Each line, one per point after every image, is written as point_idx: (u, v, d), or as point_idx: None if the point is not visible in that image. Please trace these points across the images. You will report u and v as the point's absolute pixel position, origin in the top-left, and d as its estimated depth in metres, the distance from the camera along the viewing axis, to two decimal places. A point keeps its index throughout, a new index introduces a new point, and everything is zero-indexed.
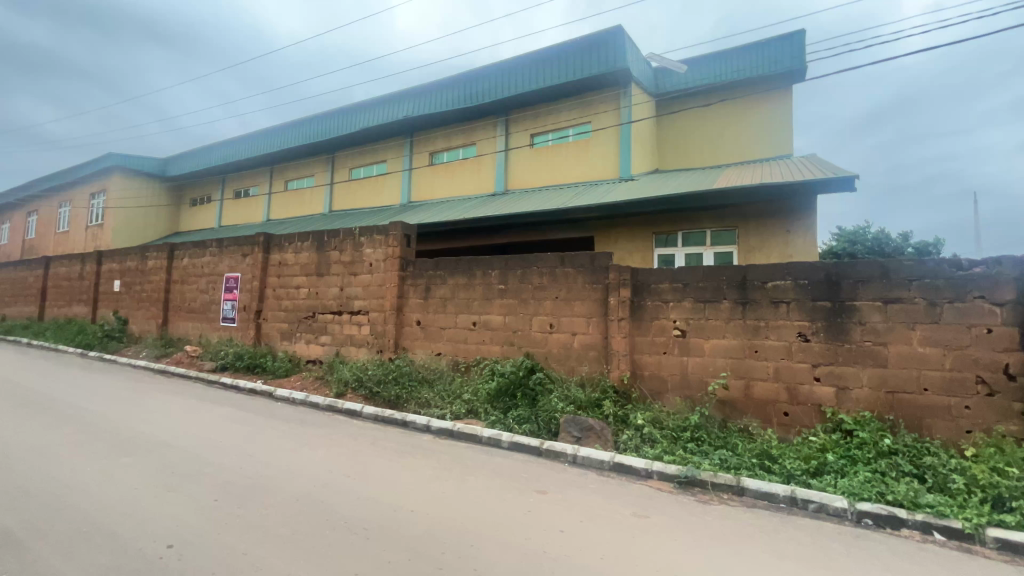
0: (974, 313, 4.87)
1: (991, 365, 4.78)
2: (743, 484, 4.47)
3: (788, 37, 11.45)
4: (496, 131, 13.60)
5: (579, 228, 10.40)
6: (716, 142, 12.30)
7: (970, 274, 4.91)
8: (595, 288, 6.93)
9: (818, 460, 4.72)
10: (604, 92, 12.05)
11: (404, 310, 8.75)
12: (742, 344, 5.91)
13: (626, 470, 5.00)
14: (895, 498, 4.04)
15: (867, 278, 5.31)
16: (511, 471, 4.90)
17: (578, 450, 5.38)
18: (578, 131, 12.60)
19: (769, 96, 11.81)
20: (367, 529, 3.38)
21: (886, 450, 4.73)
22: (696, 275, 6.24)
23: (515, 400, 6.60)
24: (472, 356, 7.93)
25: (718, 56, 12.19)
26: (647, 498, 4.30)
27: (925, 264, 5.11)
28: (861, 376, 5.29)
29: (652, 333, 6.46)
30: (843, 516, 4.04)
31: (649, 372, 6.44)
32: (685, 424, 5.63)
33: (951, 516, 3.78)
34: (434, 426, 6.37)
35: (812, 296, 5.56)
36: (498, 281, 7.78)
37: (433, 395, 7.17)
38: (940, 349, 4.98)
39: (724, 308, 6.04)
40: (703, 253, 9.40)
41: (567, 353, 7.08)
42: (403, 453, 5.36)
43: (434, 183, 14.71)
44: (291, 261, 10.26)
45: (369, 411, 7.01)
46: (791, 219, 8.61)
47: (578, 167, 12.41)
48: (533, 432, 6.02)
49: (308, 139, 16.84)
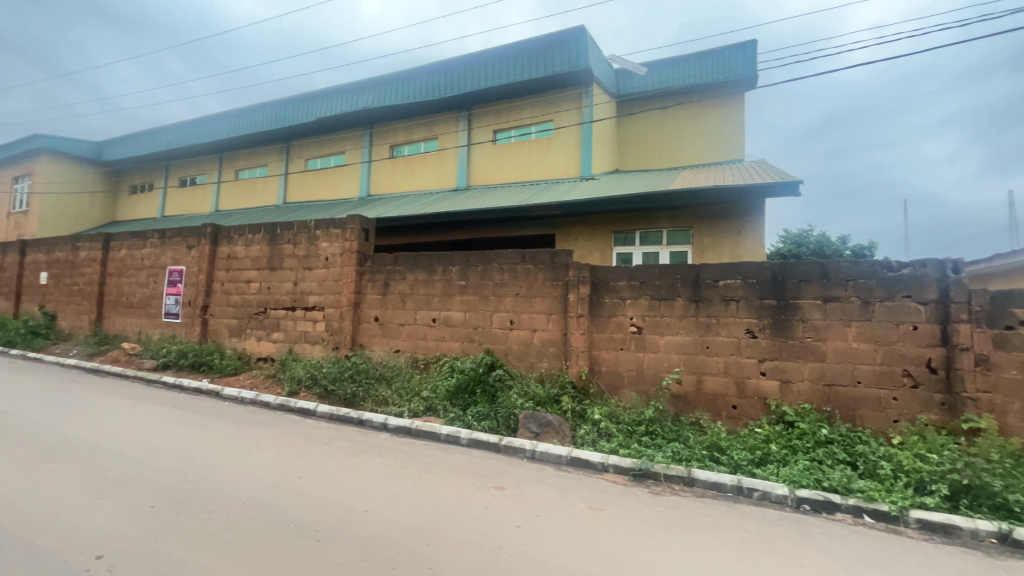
0: (902, 312, 5.25)
1: (917, 360, 5.17)
2: (693, 475, 4.64)
3: (740, 46, 11.96)
4: (459, 126, 13.48)
5: (541, 225, 10.45)
6: (672, 145, 12.69)
7: (900, 275, 5.28)
8: (555, 285, 6.99)
9: (762, 450, 4.96)
10: (566, 90, 12.15)
11: (361, 306, 8.53)
12: (694, 340, 6.12)
13: (583, 464, 5.09)
14: (830, 484, 4.31)
15: (809, 277, 5.63)
16: (469, 468, 4.88)
17: (536, 445, 5.42)
18: (540, 129, 12.66)
19: (722, 101, 12.26)
20: (318, 531, 3.27)
21: (823, 439, 5.04)
22: (652, 273, 6.41)
23: (474, 397, 6.58)
24: (431, 353, 7.84)
25: (676, 61, 12.59)
26: (601, 491, 4.38)
27: (860, 265, 5.46)
28: (802, 370, 5.60)
29: (610, 330, 6.60)
30: (784, 502, 4.27)
31: (607, 367, 6.58)
32: (640, 418, 5.78)
33: (877, 499, 4.07)
34: (391, 424, 6.24)
35: (759, 294, 5.83)
36: (458, 277, 7.71)
37: (391, 393, 7.04)
38: (872, 345, 5.34)
39: (678, 305, 6.23)
40: (659, 252, 9.66)
41: (527, 350, 7.12)
42: (358, 452, 5.22)
43: (394, 177, 14.41)
44: (241, 254, 9.80)
45: (323, 410, 6.79)
46: (741, 221, 8.98)
47: (540, 165, 12.48)
48: (492, 429, 6.02)
49: (261, 127, 16.11)
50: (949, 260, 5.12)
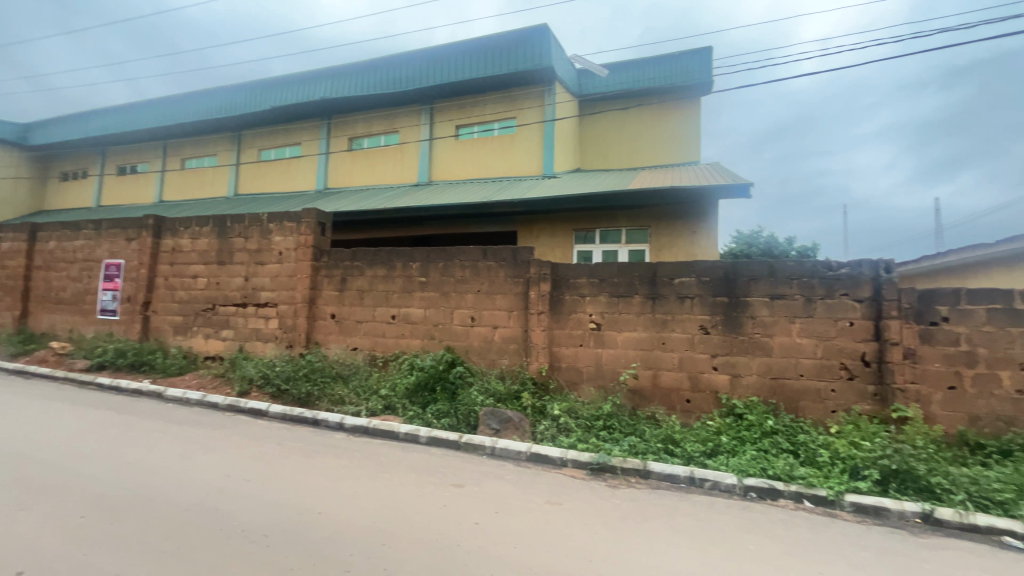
0: (841, 308, 5.57)
1: (853, 353, 5.50)
2: (648, 467, 4.76)
3: (696, 52, 12.36)
4: (420, 120, 13.26)
5: (503, 222, 10.44)
6: (631, 146, 12.97)
7: (838, 274, 5.60)
8: (516, 282, 7.00)
9: (713, 442, 5.16)
10: (529, 88, 12.17)
11: (317, 303, 8.26)
12: (650, 336, 6.29)
13: (542, 459, 5.13)
14: (774, 473, 4.52)
15: (758, 276, 5.89)
16: (428, 466, 4.81)
17: (496, 442, 5.41)
18: (502, 126, 12.64)
19: (679, 105, 12.64)
20: (266, 536, 3.14)
21: (769, 430, 5.30)
22: (611, 270, 6.53)
23: (434, 395, 6.51)
24: (390, 350, 7.69)
25: (635, 64, 12.88)
26: (560, 486, 4.43)
27: (804, 265, 5.75)
28: (751, 365, 5.86)
29: (570, 326, 6.68)
30: (732, 491, 4.45)
31: (566, 363, 6.66)
32: (598, 413, 5.88)
33: (817, 486, 4.31)
34: (348, 423, 6.08)
35: (712, 292, 6.06)
36: (419, 273, 7.59)
37: (348, 392, 6.85)
38: (814, 340, 5.65)
39: (636, 302, 6.38)
40: (618, 250, 9.86)
41: (487, 347, 7.10)
42: (313, 453, 5.06)
43: (353, 170, 14.03)
44: (187, 247, 9.28)
45: (276, 410, 6.52)
46: (696, 221, 9.29)
47: (502, 162, 12.47)
48: (452, 427, 5.97)
49: (210, 114, 15.30)
50: (882, 261, 5.47)
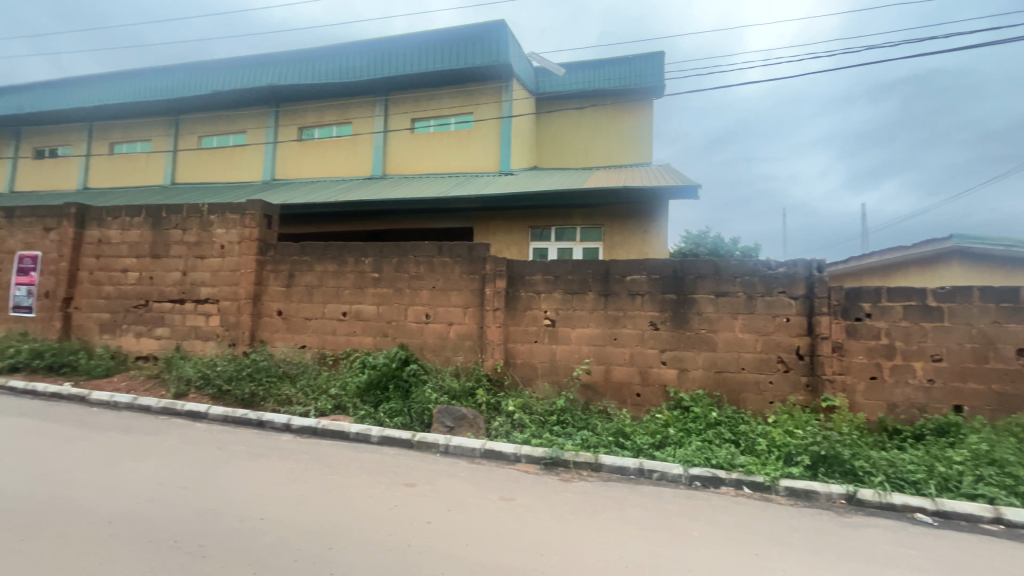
0: (779, 305, 5.91)
1: (788, 347, 5.85)
2: (600, 461, 4.87)
3: (649, 56, 12.72)
4: (374, 111, 12.90)
5: (459, 218, 10.36)
6: (587, 145, 13.20)
7: (776, 273, 5.93)
8: (471, 278, 6.95)
9: (661, 433, 5.35)
10: (486, 84, 12.11)
11: (262, 299, 7.88)
12: (603, 332, 6.43)
13: (496, 456, 5.13)
14: (717, 462, 4.74)
15: (704, 274, 6.14)
16: (380, 466, 4.71)
17: (450, 439, 5.36)
18: (459, 121, 12.51)
19: (633, 107, 12.98)
20: (202, 547, 2.97)
21: (713, 421, 5.55)
22: (565, 267, 6.61)
23: (387, 393, 6.37)
24: (341, 348, 7.45)
25: (591, 65, 13.10)
26: (513, 482, 4.44)
27: (747, 264, 6.05)
28: (697, 359, 6.11)
29: (525, 323, 6.73)
30: (678, 481, 4.62)
31: (521, 360, 6.70)
32: (552, 408, 5.96)
33: (755, 473, 4.56)
34: (296, 424, 5.84)
35: (661, 289, 6.26)
36: (372, 269, 7.39)
37: (296, 391, 6.58)
38: (754, 335, 5.96)
39: (589, 299, 6.50)
40: (573, 248, 10.01)
41: (442, 344, 7.03)
42: (256, 456, 4.82)
43: (303, 161, 13.47)
44: (116, 239, 8.60)
45: (216, 412, 6.17)
46: (648, 220, 9.56)
47: (459, 157, 12.35)
48: (405, 425, 5.87)
49: (143, 96, 14.24)
50: (815, 261, 5.84)
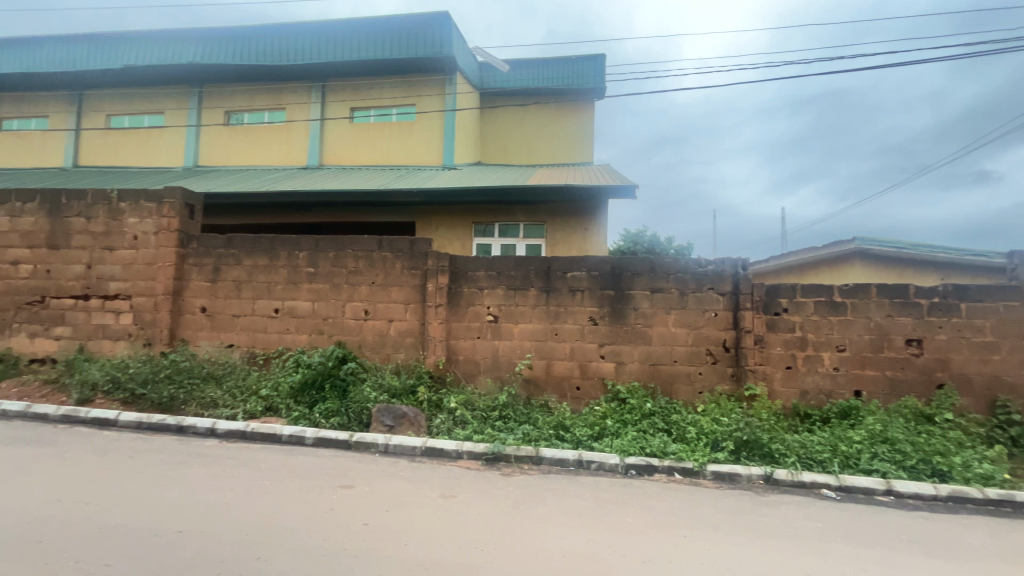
0: (708, 301, 6.27)
1: (716, 341, 6.23)
2: (541, 454, 4.95)
3: (591, 58, 13.04)
4: (310, 98, 12.29)
5: (400, 212, 10.10)
6: (530, 142, 13.31)
7: (706, 271, 6.30)
8: (413, 274, 6.81)
9: (599, 425, 5.53)
10: (429, 76, 11.89)
11: (183, 295, 7.29)
12: (545, 328, 6.53)
13: (437, 453, 5.07)
14: (650, 450, 4.97)
15: (640, 271, 6.39)
16: (315, 469, 4.50)
17: (389, 439, 5.24)
18: (401, 112, 12.19)
19: (576, 107, 13.26)
20: (109, 566, 2.71)
21: (648, 412, 5.80)
22: (508, 263, 6.64)
23: (323, 393, 6.10)
24: (273, 347, 7.06)
25: (535, 63, 13.24)
26: (454, 479, 4.41)
27: (679, 261, 6.36)
28: (633, 353, 6.36)
29: (467, 319, 6.69)
30: (615, 470, 4.79)
31: (464, 356, 6.67)
32: (494, 403, 5.98)
33: (685, 459, 4.82)
34: (221, 428, 5.45)
35: (600, 285, 6.45)
36: (307, 264, 7.05)
37: (222, 393, 6.15)
38: (686, 329, 6.29)
39: (531, 295, 6.58)
40: (516, 244, 10.07)
41: (382, 341, 6.84)
42: (175, 464, 4.46)
43: (231, 148, 12.58)
44: (4, 228, 7.60)
45: (128, 418, 5.63)
46: (589, 218, 9.80)
47: (400, 149, 12.04)
48: (342, 425, 5.66)
49: (36, 68, 12.64)
50: (740, 260, 6.25)
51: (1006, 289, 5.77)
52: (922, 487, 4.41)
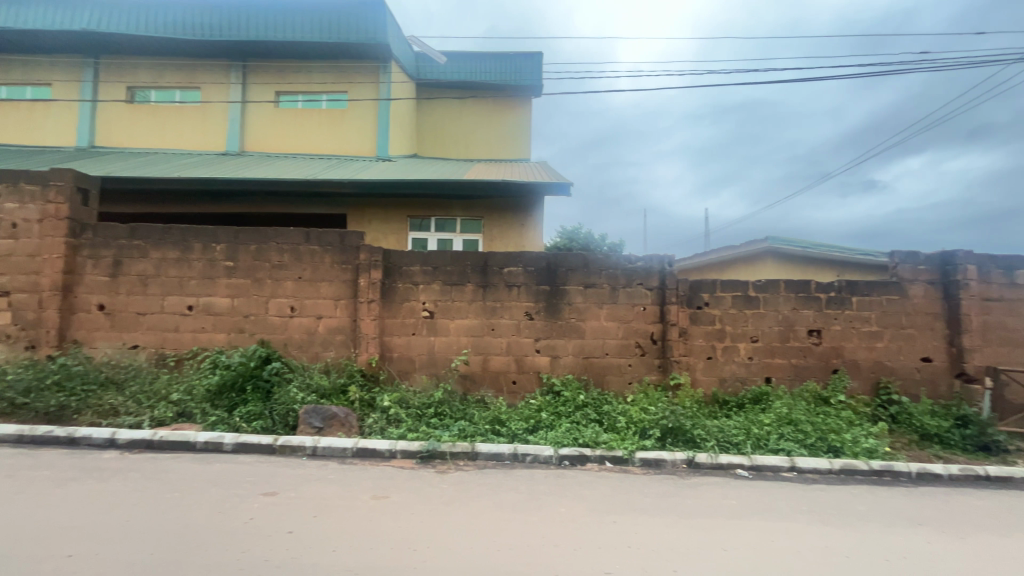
0: (638, 295, 6.56)
1: (645, 333, 6.54)
2: (476, 449, 4.94)
3: (528, 56, 13.20)
4: (229, 78, 11.40)
5: (331, 204, 9.65)
6: (467, 137, 13.19)
7: (635, 267, 6.58)
8: (343, 268, 6.53)
9: (535, 418, 5.62)
10: (362, 62, 11.43)
11: (75, 291, 6.49)
12: (481, 323, 6.52)
13: (369, 454, 4.91)
14: (583, 441, 5.12)
15: (574, 266, 6.55)
16: (233, 477, 4.19)
17: (318, 441, 5.00)
18: (331, 99, 11.61)
19: (514, 103, 13.34)
20: None
21: (581, 403, 5.97)
22: (444, 258, 6.55)
23: (243, 396, 5.68)
24: (185, 347, 6.48)
25: (473, 57, 13.16)
26: (388, 479, 4.29)
27: (611, 258, 6.60)
28: (567, 346, 6.52)
29: (402, 315, 6.52)
30: (549, 462, 4.88)
31: (398, 353, 6.50)
32: (430, 401, 5.89)
33: (615, 448, 5.01)
34: (123, 438, 4.93)
35: (536, 280, 6.53)
36: (224, 257, 6.53)
37: (124, 399, 5.56)
38: (617, 323, 6.53)
39: (468, 290, 6.53)
40: (453, 239, 9.95)
41: (310, 339, 6.50)
42: (65, 481, 3.96)
43: (134, 128, 11.37)
44: None
45: (5, 431, 4.93)
46: (525, 214, 9.88)
47: (330, 138, 11.47)
48: (266, 429, 5.31)
49: None
50: (667, 257, 6.59)
51: (888, 284, 6.52)
52: (820, 463, 4.89)
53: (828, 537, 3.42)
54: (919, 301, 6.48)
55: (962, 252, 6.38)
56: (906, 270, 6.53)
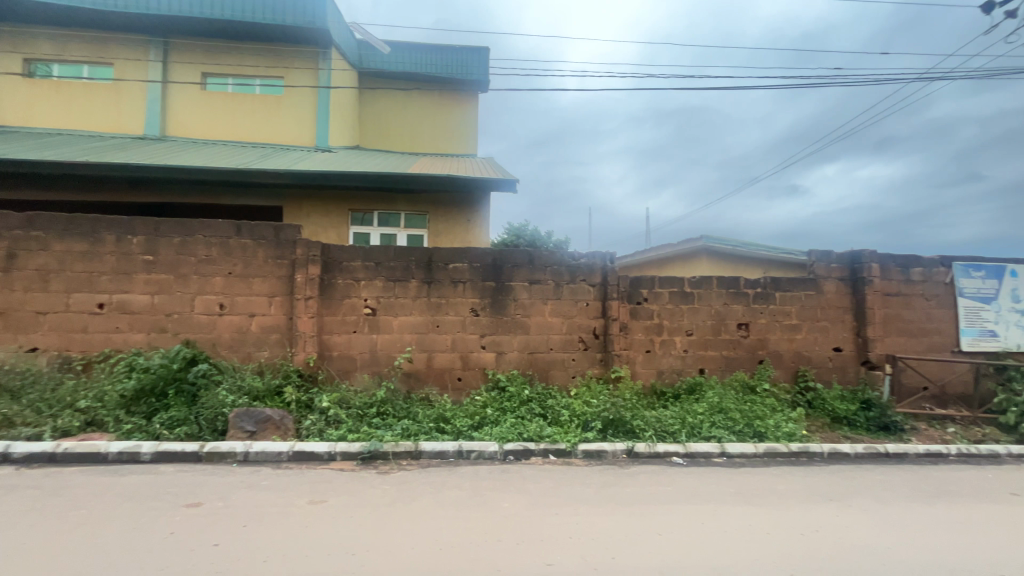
0: (581, 291, 6.71)
1: (587, 328, 6.70)
2: (420, 448, 4.86)
3: (475, 50, 13.10)
4: (147, 55, 10.47)
5: (265, 195, 9.13)
6: (411, 129, 12.88)
7: (579, 263, 6.72)
8: (278, 263, 6.19)
9: (480, 415, 5.62)
10: (299, 47, 10.88)
11: None
12: (425, 320, 6.41)
13: (307, 457, 4.70)
14: (527, 435, 5.17)
15: (519, 263, 6.59)
16: (152, 488, 3.87)
17: (249, 446, 4.72)
18: (265, 84, 10.96)
19: (460, 97, 13.19)
20: None
21: (526, 398, 6.03)
22: (387, 254, 6.38)
23: (164, 401, 5.25)
24: (95, 349, 5.90)
25: (418, 48, 12.89)
26: (326, 482, 4.13)
27: (556, 254, 6.70)
28: (513, 342, 6.56)
29: (342, 312, 6.29)
30: (494, 457, 4.90)
31: (338, 352, 6.26)
32: (372, 400, 5.73)
33: (559, 441, 5.10)
34: (20, 451, 4.42)
35: (481, 277, 6.51)
36: (142, 251, 6.00)
37: (20, 408, 4.98)
38: (561, 318, 6.65)
39: (412, 286, 6.40)
40: (397, 234, 9.70)
41: (242, 338, 6.12)
42: None
43: (33, 105, 10.18)
44: None
45: None
46: (471, 210, 9.80)
47: (264, 125, 10.82)
48: (191, 436, 4.94)
49: None
50: (608, 254, 6.78)
51: (806, 280, 7.07)
52: (746, 447, 5.24)
53: (751, 517, 3.67)
54: (832, 297, 7.08)
55: (867, 252, 7.04)
56: (821, 267, 7.12)
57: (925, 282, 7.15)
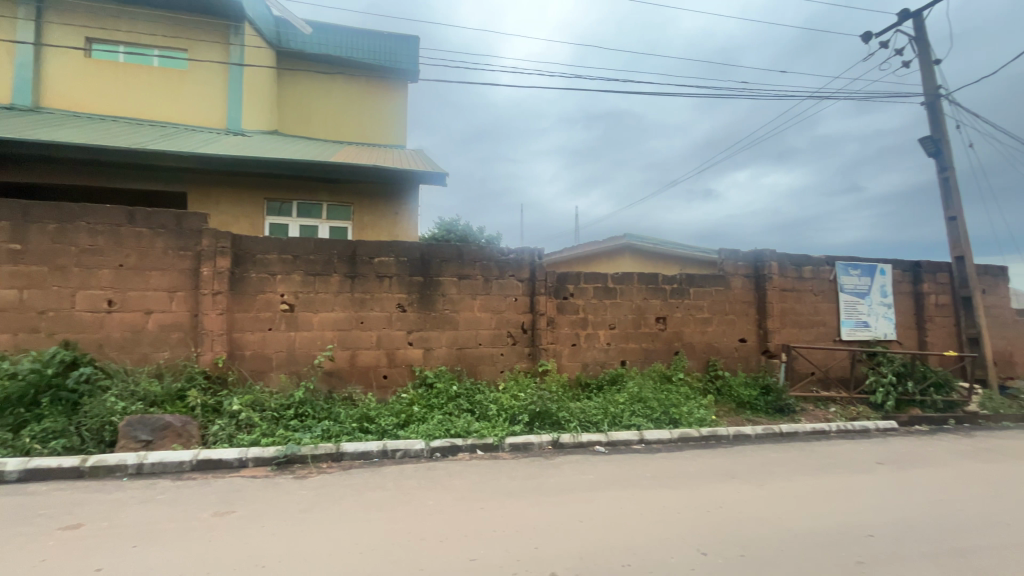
0: (510, 286, 6.77)
1: (516, 324, 6.78)
2: (341, 450, 4.66)
3: (403, 38, 12.71)
4: (14, 12, 9.05)
5: (165, 179, 8.26)
6: (334, 116, 12.23)
7: (508, 258, 6.77)
8: (180, 255, 5.63)
9: (406, 413, 5.50)
10: (206, 18, 9.95)
11: None
12: (348, 316, 6.14)
13: (213, 466, 4.34)
14: (455, 432, 5.14)
15: (448, 257, 6.51)
16: (18, 511, 3.37)
17: (144, 457, 4.26)
18: (165, 56, 9.90)
19: (388, 85, 12.72)
20: None
21: (453, 394, 5.98)
22: (306, 247, 6.02)
23: (38, 411, 4.59)
24: None
25: (341, 30, 12.26)
26: (236, 491, 3.83)
27: (485, 249, 6.69)
28: (441, 338, 6.48)
29: (256, 309, 5.85)
30: (420, 455, 4.81)
31: (251, 351, 5.82)
32: (289, 402, 5.41)
33: (486, 436, 5.12)
34: None
35: (409, 271, 6.35)
36: (8, 239, 5.19)
37: None
38: (490, 313, 6.66)
39: (334, 281, 6.10)
40: (318, 226, 9.19)
41: (136, 338, 5.50)
42: None
43: None
44: None
45: None
46: (398, 203, 9.50)
47: (163, 101, 9.76)
48: (70, 449, 4.35)
49: None
50: (536, 249, 6.89)
51: (716, 277, 7.65)
52: (662, 433, 5.58)
53: (663, 498, 3.92)
54: (737, 292, 7.71)
55: (768, 251, 7.75)
56: (729, 265, 7.73)
57: (814, 279, 8.00)
